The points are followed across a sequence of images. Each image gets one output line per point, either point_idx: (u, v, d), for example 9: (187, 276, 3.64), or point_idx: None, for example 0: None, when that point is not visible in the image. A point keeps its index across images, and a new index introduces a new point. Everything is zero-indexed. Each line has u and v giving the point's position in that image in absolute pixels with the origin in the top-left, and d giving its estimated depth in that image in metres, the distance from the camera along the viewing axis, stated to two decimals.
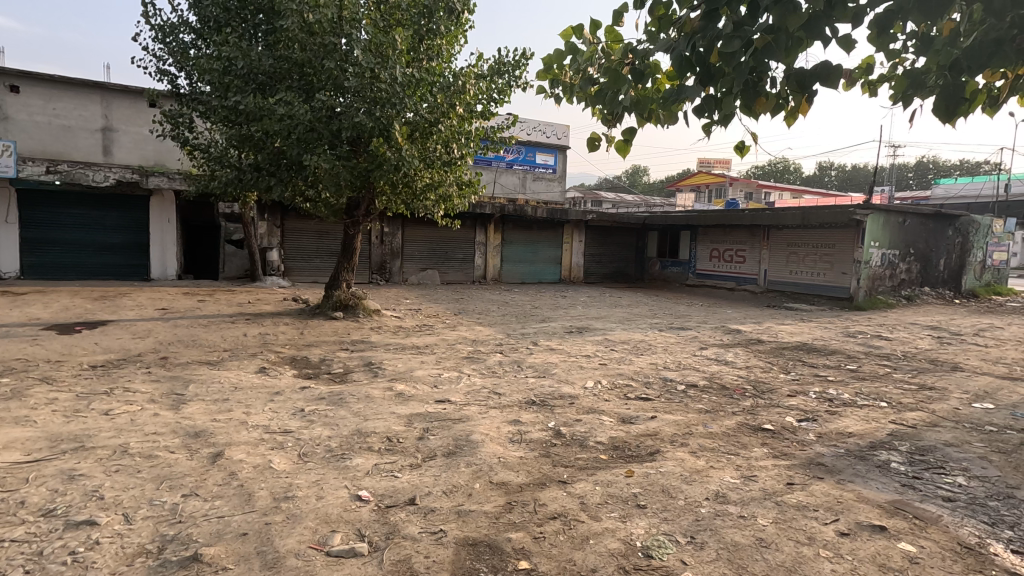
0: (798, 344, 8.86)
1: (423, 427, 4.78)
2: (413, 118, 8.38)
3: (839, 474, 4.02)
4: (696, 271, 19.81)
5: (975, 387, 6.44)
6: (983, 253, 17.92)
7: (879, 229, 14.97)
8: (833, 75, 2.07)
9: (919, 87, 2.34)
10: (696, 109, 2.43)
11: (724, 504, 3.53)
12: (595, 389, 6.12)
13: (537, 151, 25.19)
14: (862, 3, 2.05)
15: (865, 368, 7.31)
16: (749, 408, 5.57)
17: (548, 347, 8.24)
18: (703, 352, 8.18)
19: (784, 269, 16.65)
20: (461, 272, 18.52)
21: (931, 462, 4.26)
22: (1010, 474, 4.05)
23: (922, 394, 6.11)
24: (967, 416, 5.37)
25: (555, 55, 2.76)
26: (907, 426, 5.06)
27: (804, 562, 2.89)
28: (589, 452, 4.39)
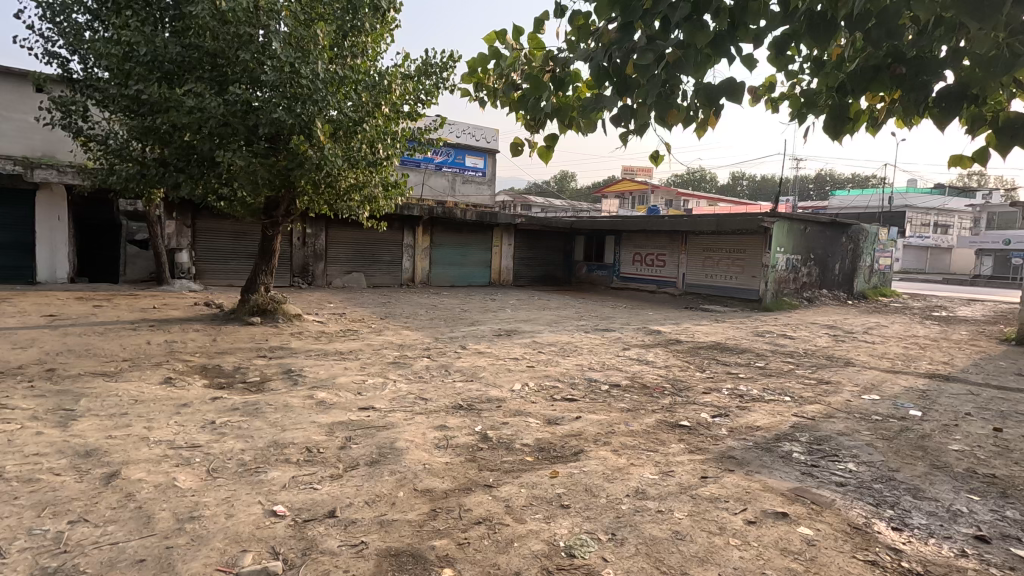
0: (712, 344, 9.38)
1: (345, 436, 4.61)
2: (336, 116, 8.09)
3: (748, 465, 4.28)
4: (620, 274, 20.51)
5: (864, 380, 7.10)
6: (871, 258, 19.81)
7: (785, 235, 16.15)
8: (737, 92, 2.19)
9: (813, 106, 2.52)
10: (613, 119, 2.50)
11: (643, 499, 3.66)
12: (522, 391, 6.17)
13: (466, 154, 25.20)
14: (761, 26, 2.18)
15: (771, 365, 7.85)
16: (668, 406, 5.82)
17: (476, 350, 8.23)
18: (626, 352, 8.46)
19: (701, 272, 17.59)
20: (388, 275, 18.14)
21: (827, 450, 4.64)
22: (892, 458, 4.48)
23: (820, 388, 6.65)
24: (857, 407, 5.90)
25: (479, 58, 2.76)
26: (806, 418, 5.49)
27: (715, 551, 3.04)
28: (515, 455, 4.42)
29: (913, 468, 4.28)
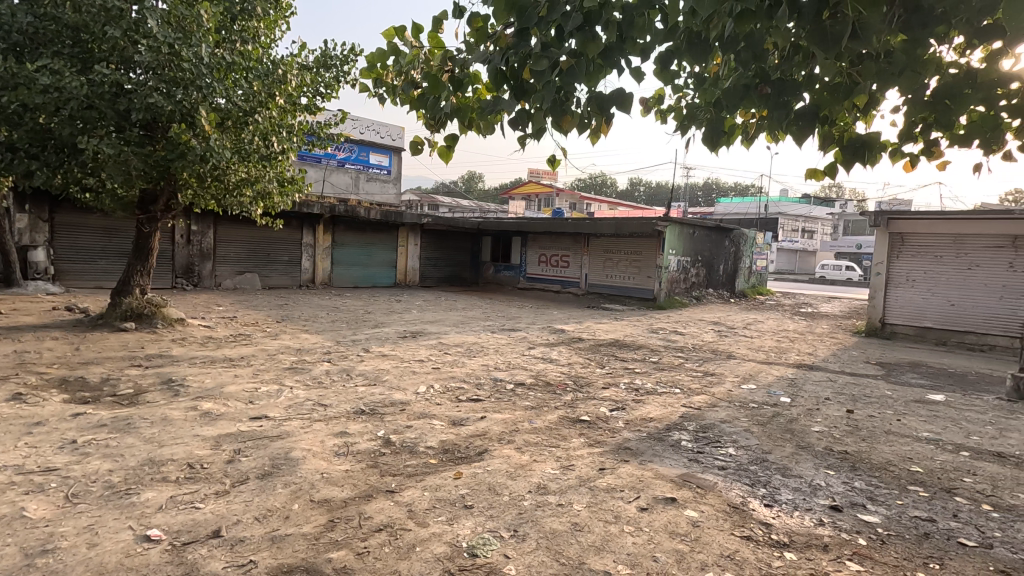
0: (611, 341, 9.85)
1: (233, 449, 4.29)
2: (224, 105, 7.53)
3: (641, 455, 4.54)
4: (526, 274, 20.92)
5: (743, 371, 7.79)
6: (750, 260, 21.81)
7: (676, 238, 17.33)
8: (626, 102, 2.32)
9: (695, 119, 2.71)
10: (511, 122, 2.54)
11: (545, 494, 3.75)
12: (427, 394, 6.10)
13: (370, 151, 24.47)
14: (648, 41, 2.31)
15: (664, 360, 8.38)
16: (569, 402, 6.02)
17: (379, 353, 8.02)
18: (531, 351, 8.64)
19: (602, 272, 18.40)
20: (286, 276, 17.17)
21: (711, 437, 5.04)
22: (765, 441, 4.95)
23: (705, 380, 7.21)
24: (737, 396, 6.46)
25: (377, 54, 2.68)
26: (694, 408, 5.93)
27: (610, 539, 3.19)
28: (419, 458, 4.35)
29: (782, 449, 4.76)
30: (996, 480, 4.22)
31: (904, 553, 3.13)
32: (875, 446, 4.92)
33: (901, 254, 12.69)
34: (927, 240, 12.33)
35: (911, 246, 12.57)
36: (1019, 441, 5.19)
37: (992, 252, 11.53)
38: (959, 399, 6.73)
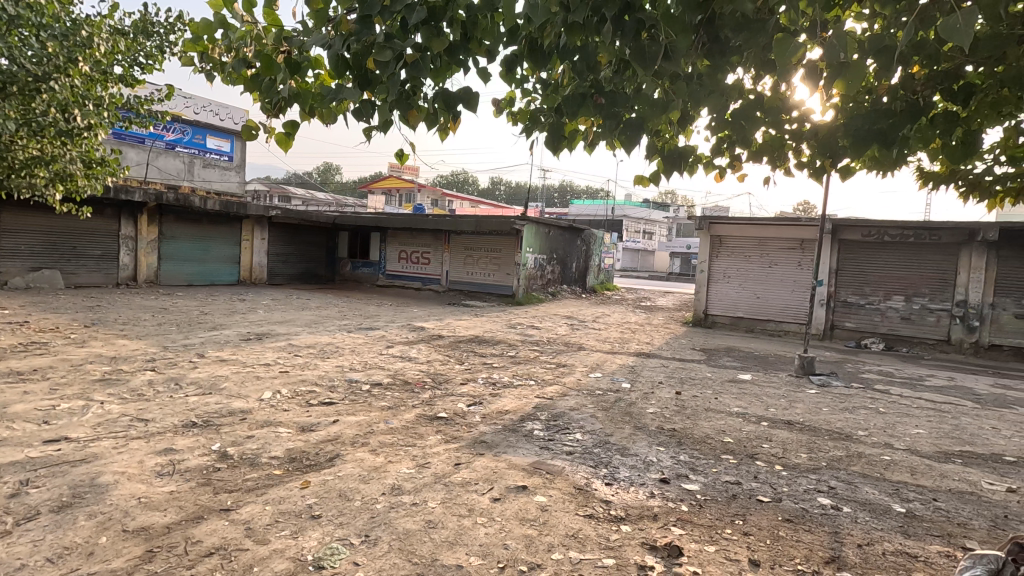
0: (471, 337, 9.98)
1: (19, 480, 3.58)
2: (6, 66, 6.17)
3: (496, 447, 4.67)
4: (386, 271, 20.37)
5: (591, 361, 8.39)
6: (599, 258, 23.56)
7: (533, 237, 18.08)
8: (472, 100, 2.33)
9: (538, 122, 2.82)
10: (355, 112, 2.43)
11: (399, 495, 3.68)
12: (273, 400, 5.65)
13: (207, 134, 22.02)
14: (492, 43, 2.36)
15: (521, 354, 8.70)
16: (427, 400, 5.97)
17: (217, 357, 7.25)
18: (390, 350, 8.45)
19: (463, 270, 18.57)
20: (98, 273, 14.78)
21: (561, 424, 5.35)
22: (607, 425, 5.39)
23: (558, 371, 7.63)
24: (586, 385, 6.94)
25: (201, 24, 2.38)
26: (546, 398, 6.24)
27: (464, 533, 3.23)
28: (261, 470, 4.01)
29: (622, 431, 5.21)
30: (785, 444, 5.05)
31: (716, 513, 3.61)
32: (697, 422, 5.60)
33: (720, 254, 14.59)
34: (740, 242, 14.32)
35: (728, 247, 14.50)
36: (802, 410, 6.25)
37: (786, 253, 13.74)
38: (761, 378, 7.93)
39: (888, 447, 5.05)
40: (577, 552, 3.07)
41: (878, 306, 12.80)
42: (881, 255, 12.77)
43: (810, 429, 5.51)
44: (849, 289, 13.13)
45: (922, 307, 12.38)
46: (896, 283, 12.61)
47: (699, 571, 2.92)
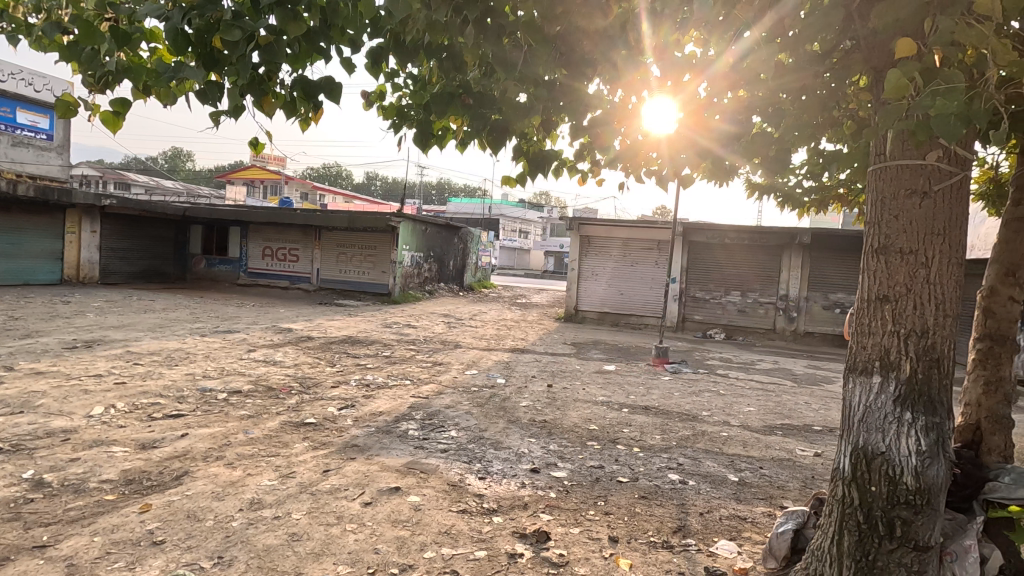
0: (344, 337, 9.58)
1: None
2: None
3: (368, 450, 4.53)
4: (247, 269, 18.80)
5: (467, 358, 8.48)
6: (476, 256, 23.85)
7: (410, 234, 17.78)
8: (335, 90, 2.23)
9: (406, 118, 2.77)
10: (200, 94, 2.20)
11: (259, 509, 3.43)
12: (106, 415, 4.95)
13: (17, 106, 18.67)
14: (356, 33, 2.28)
15: (396, 353, 8.51)
16: (293, 406, 5.62)
17: (32, 370, 6.19)
18: (251, 354, 7.82)
19: (335, 267, 17.74)
20: None
21: (436, 423, 5.34)
22: (482, 420, 5.48)
23: (434, 369, 7.62)
24: (462, 382, 7.00)
25: None
26: (422, 397, 6.19)
27: (332, 541, 3.10)
28: (90, 496, 3.50)
29: (496, 425, 5.34)
30: (643, 427, 5.51)
31: (581, 497, 3.84)
32: (566, 412, 5.90)
33: (588, 253, 15.49)
34: (606, 242, 15.35)
35: (596, 246, 15.46)
36: (657, 395, 6.88)
37: (645, 253, 15.02)
38: (623, 368, 8.57)
39: (726, 424, 5.74)
40: (450, 548, 3.08)
41: (721, 301, 14.45)
42: (723, 255, 14.44)
43: (663, 413, 6.08)
44: (697, 285, 14.65)
45: (755, 301, 14.22)
46: (734, 280, 14.34)
47: (565, 553, 3.08)
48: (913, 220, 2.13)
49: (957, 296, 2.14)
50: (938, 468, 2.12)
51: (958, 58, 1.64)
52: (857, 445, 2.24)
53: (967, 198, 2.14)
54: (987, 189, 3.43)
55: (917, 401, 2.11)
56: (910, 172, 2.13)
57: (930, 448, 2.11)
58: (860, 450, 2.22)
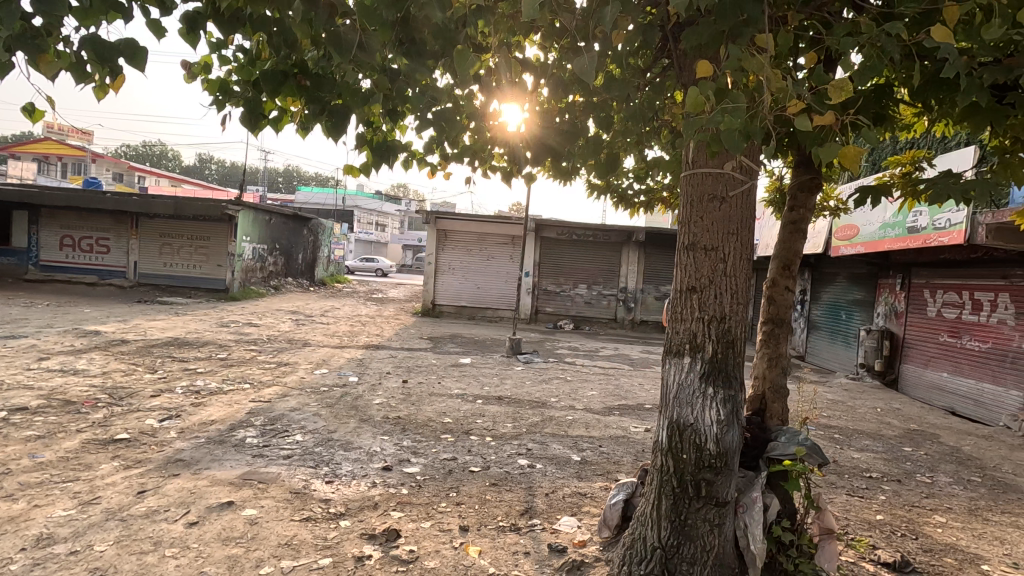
0: (169, 339, 8.46)
1: None
2: None
3: (196, 464, 4.06)
4: (39, 262, 15.73)
5: (316, 357, 8.01)
6: (328, 249, 22.62)
7: (251, 225, 16.25)
8: (137, 55, 1.92)
9: (231, 96, 2.49)
10: None
11: (49, 546, 2.89)
12: None
13: None
14: None
15: (233, 355, 7.74)
16: (100, 421, 4.83)
17: None
18: (43, 363, 6.55)
19: (158, 260, 15.61)
20: None
21: (278, 428, 4.96)
22: (331, 421, 5.22)
23: (278, 370, 7.07)
24: (309, 382, 6.59)
25: None
26: (263, 401, 5.71)
27: (147, 571, 2.72)
28: None
29: (346, 425, 5.12)
30: (495, 417, 5.67)
31: (434, 490, 3.84)
32: (420, 407, 5.86)
33: (446, 247, 15.50)
34: (463, 237, 15.50)
35: (452, 240, 15.53)
36: (510, 385, 7.14)
37: (501, 247, 15.52)
38: (479, 360, 8.75)
39: (571, 408, 6.15)
40: (290, 560, 2.89)
41: (570, 293, 15.40)
42: (571, 250, 15.41)
43: (515, 401, 6.33)
44: (549, 279, 15.44)
45: (599, 293, 15.40)
46: (581, 274, 15.37)
47: (415, 548, 3.06)
48: (714, 221, 2.45)
49: (747, 287, 2.50)
50: (733, 434, 2.47)
51: (744, 83, 1.91)
52: (672, 419, 2.52)
53: (755, 204, 2.51)
54: (773, 196, 4.07)
55: (717, 377, 2.44)
56: (711, 179, 2.46)
57: (727, 417, 2.44)
58: (675, 424, 2.51)
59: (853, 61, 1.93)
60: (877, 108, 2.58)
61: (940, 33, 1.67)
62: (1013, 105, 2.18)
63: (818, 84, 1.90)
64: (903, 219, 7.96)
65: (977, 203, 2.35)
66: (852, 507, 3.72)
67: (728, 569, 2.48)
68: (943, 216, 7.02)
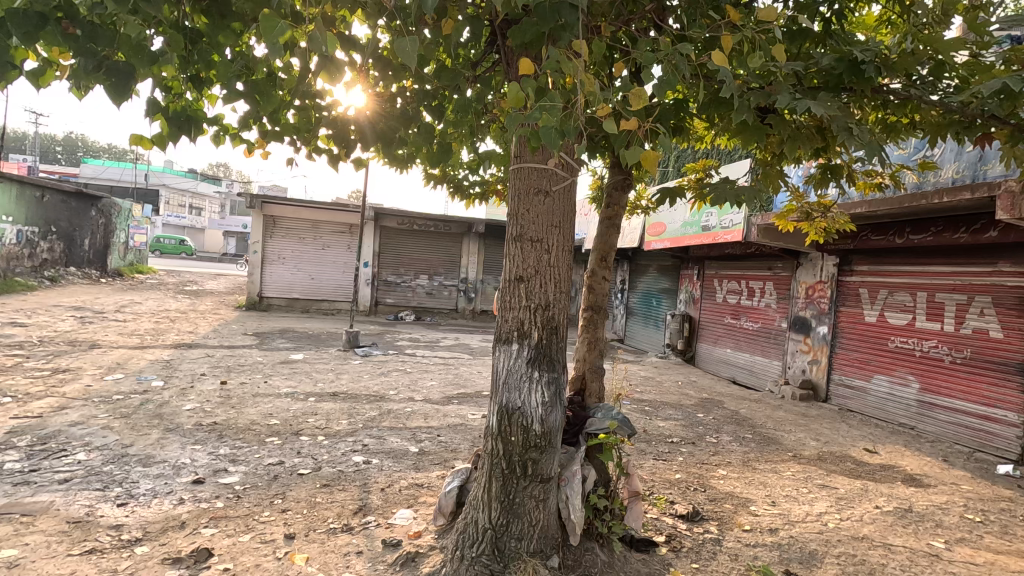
0: None
1: None
2: None
3: None
4: None
5: (108, 361, 6.81)
6: (124, 235, 19.39)
7: (13, 201, 13.22)
8: None
9: None
10: None
11: None
12: None
13: None
14: None
15: None
16: None
17: None
18: None
19: None
20: None
21: (52, 447, 4.11)
22: (126, 434, 4.48)
23: (53, 378, 5.86)
24: (97, 391, 5.57)
25: None
26: (30, 417, 4.69)
27: None
28: None
29: (146, 438, 4.43)
30: (329, 415, 5.38)
31: (255, 499, 3.51)
32: (242, 410, 5.31)
33: (274, 235, 14.24)
34: (293, 224, 14.39)
35: (281, 228, 14.33)
36: (346, 380, 6.83)
37: (337, 236, 14.75)
38: (312, 355, 8.22)
39: (410, 400, 6.08)
40: None
41: (410, 284, 15.21)
42: (412, 241, 15.21)
43: (351, 397, 6.07)
44: (388, 270, 15.04)
45: (440, 284, 15.46)
46: (422, 264, 15.27)
47: (230, 566, 2.76)
48: (539, 214, 2.58)
49: (569, 277, 2.68)
50: (556, 414, 2.64)
51: (561, 84, 2.02)
52: (501, 405, 2.60)
53: (574, 200, 2.69)
54: (595, 193, 4.42)
55: (542, 362, 2.58)
56: (536, 174, 2.59)
57: (551, 399, 2.60)
58: (504, 409, 2.60)
59: (653, 74, 2.15)
60: (674, 119, 2.93)
61: (717, 56, 1.92)
62: (771, 125, 2.62)
63: (624, 92, 2.08)
64: (698, 219, 9.23)
65: (746, 206, 2.80)
66: (657, 470, 4.24)
67: (552, 539, 2.65)
68: (727, 217, 8.30)
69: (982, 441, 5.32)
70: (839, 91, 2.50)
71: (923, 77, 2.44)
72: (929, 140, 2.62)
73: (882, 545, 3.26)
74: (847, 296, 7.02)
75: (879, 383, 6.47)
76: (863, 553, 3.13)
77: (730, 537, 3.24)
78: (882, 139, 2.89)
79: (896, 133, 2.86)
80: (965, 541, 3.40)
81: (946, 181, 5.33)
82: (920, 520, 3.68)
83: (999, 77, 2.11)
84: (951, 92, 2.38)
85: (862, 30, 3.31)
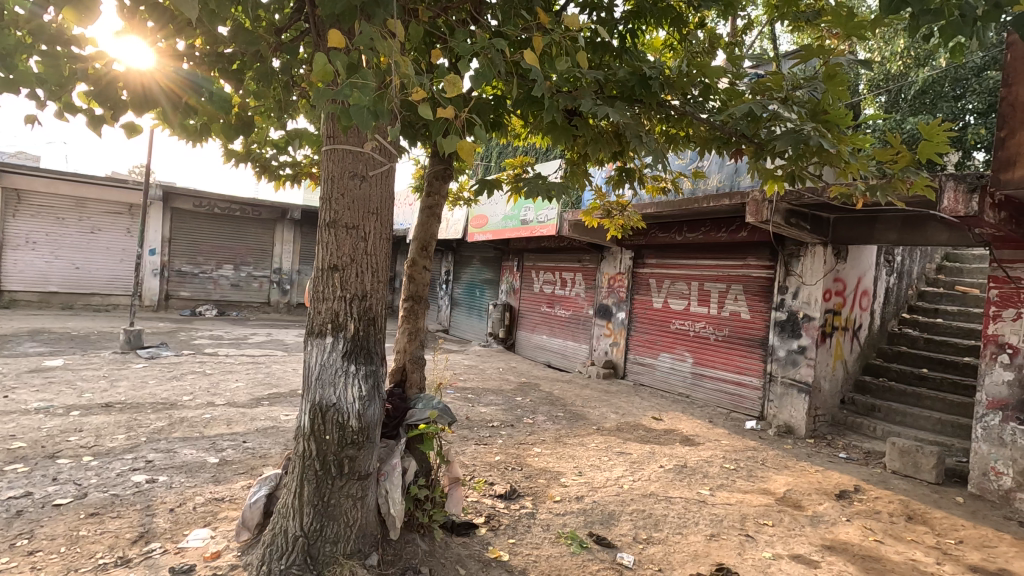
0: None
1: None
2: None
3: None
4: None
5: None
6: None
7: None
8: None
9: None
10: None
11: None
12: None
13: None
14: None
15: None
16: None
17: None
18: None
19: None
20: None
21: None
22: None
23: None
24: None
25: None
26: None
27: None
28: None
29: None
30: (99, 429, 4.50)
31: None
32: None
33: (18, 213, 11.44)
34: (49, 201, 11.73)
35: (30, 204, 11.56)
36: (125, 387, 5.78)
37: (111, 218, 12.40)
38: (76, 360, 6.81)
39: (209, 405, 5.38)
40: None
41: (211, 275, 13.48)
42: (212, 226, 13.47)
43: (130, 407, 5.15)
44: (182, 258, 13.12)
45: (247, 275, 13.99)
46: (225, 253, 13.64)
47: None
48: (355, 199, 2.45)
49: (387, 266, 2.59)
50: (375, 408, 2.54)
51: (375, 63, 1.92)
52: (314, 402, 2.43)
53: (393, 188, 2.60)
54: (417, 183, 4.36)
55: (359, 355, 2.46)
56: (352, 157, 2.45)
57: (369, 392, 2.49)
58: (317, 406, 2.43)
59: (469, 65, 2.15)
60: (494, 114, 3.00)
61: (528, 56, 1.99)
62: (577, 127, 2.83)
63: (441, 79, 2.04)
64: (517, 213, 9.69)
65: (556, 200, 3.00)
66: (478, 454, 4.37)
67: (371, 536, 2.55)
68: (543, 212, 8.85)
69: (736, 403, 6.52)
70: (633, 102, 2.78)
71: (694, 97, 2.86)
72: (699, 151, 3.08)
73: (665, 498, 3.81)
74: (640, 286, 8.01)
75: (664, 360, 7.52)
76: (650, 508, 3.61)
77: (543, 509, 3.48)
78: (665, 147, 3.32)
79: (675, 144, 3.30)
80: (724, 486, 4.14)
81: (711, 189, 6.39)
82: (692, 473, 4.37)
83: (748, 103, 2.56)
84: (714, 112, 2.82)
85: (651, 50, 3.75)
